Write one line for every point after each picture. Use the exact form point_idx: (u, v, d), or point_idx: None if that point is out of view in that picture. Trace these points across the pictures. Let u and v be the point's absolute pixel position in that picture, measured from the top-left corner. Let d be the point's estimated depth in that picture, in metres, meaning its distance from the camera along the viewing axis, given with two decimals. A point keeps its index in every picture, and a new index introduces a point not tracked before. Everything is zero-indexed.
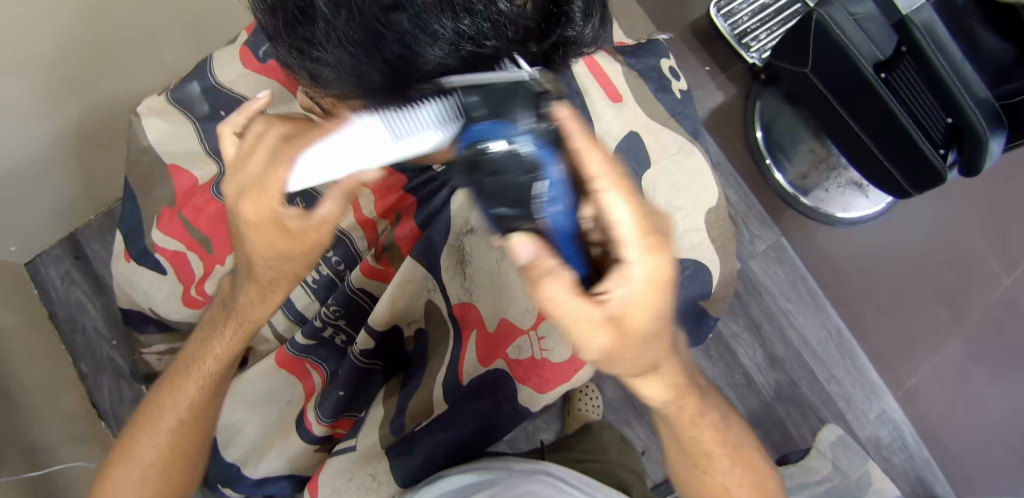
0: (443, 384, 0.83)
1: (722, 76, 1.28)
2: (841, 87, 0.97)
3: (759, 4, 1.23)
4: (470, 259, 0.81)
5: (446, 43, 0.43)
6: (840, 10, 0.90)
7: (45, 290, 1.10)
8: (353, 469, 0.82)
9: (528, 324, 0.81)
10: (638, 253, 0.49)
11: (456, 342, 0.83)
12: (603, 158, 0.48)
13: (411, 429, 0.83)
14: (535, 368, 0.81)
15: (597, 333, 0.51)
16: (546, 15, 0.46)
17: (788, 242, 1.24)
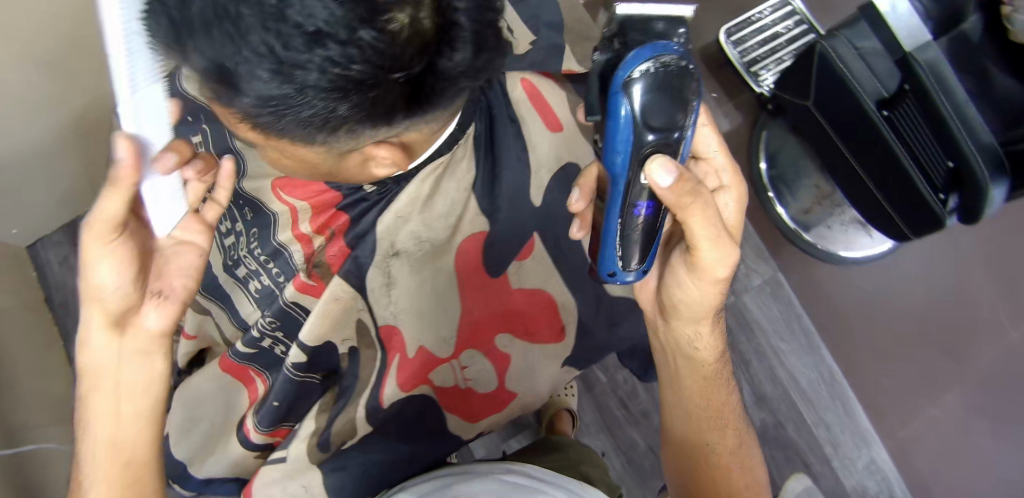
0: (364, 405, 0.78)
1: (729, 104, 1.26)
2: (842, 123, 0.94)
3: (770, 32, 1.21)
4: (396, 282, 0.77)
5: (312, 67, 0.44)
6: (846, 44, 0.87)
7: (43, 273, 1.12)
8: (285, 481, 0.77)
9: (449, 352, 0.79)
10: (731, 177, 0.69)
11: (381, 364, 0.79)
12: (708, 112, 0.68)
13: (337, 446, 0.78)
14: (462, 397, 0.81)
15: (722, 247, 0.63)
16: (417, 44, 0.46)
17: (785, 279, 1.21)
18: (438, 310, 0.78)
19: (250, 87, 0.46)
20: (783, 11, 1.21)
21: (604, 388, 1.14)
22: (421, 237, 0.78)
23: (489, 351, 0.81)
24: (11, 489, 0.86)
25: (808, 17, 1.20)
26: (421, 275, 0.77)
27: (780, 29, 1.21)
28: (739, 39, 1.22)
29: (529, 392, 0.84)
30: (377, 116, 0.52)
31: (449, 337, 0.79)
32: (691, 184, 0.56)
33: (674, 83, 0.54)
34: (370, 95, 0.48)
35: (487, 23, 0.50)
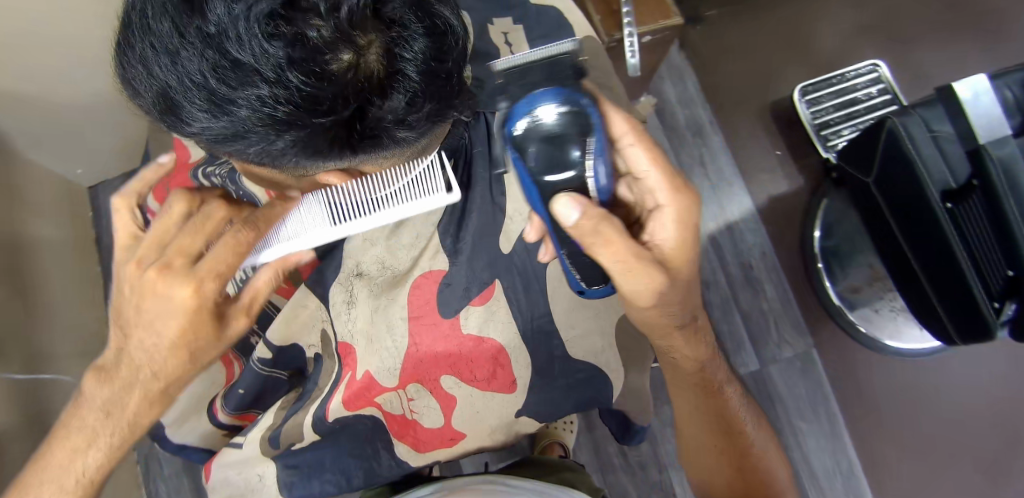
0: (313, 414, 0.75)
1: (793, 165, 1.19)
2: (902, 208, 0.88)
3: (850, 96, 1.15)
4: (355, 301, 0.74)
5: (246, 103, 0.45)
6: (919, 126, 0.81)
7: (99, 216, 1.19)
8: (243, 465, 0.76)
9: (393, 383, 0.74)
10: (669, 199, 0.62)
11: (335, 379, 0.75)
12: (634, 126, 0.63)
13: (286, 446, 0.75)
14: (409, 427, 0.75)
15: (642, 275, 0.59)
16: (355, 91, 0.46)
17: (818, 356, 1.13)
18: (389, 337, 0.74)
19: (187, 113, 0.47)
20: (869, 77, 1.15)
21: (605, 433, 1.11)
22: (385, 262, 0.75)
23: (436, 390, 0.74)
24: (18, 413, 0.91)
25: (892, 86, 1.13)
26: (376, 301, 0.74)
27: (861, 95, 1.14)
28: (815, 99, 1.16)
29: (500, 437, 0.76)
30: (319, 153, 0.51)
31: (396, 366, 0.74)
32: (609, 222, 0.57)
33: (553, 130, 0.60)
34: (308, 136, 0.49)
35: (439, 71, 0.49)
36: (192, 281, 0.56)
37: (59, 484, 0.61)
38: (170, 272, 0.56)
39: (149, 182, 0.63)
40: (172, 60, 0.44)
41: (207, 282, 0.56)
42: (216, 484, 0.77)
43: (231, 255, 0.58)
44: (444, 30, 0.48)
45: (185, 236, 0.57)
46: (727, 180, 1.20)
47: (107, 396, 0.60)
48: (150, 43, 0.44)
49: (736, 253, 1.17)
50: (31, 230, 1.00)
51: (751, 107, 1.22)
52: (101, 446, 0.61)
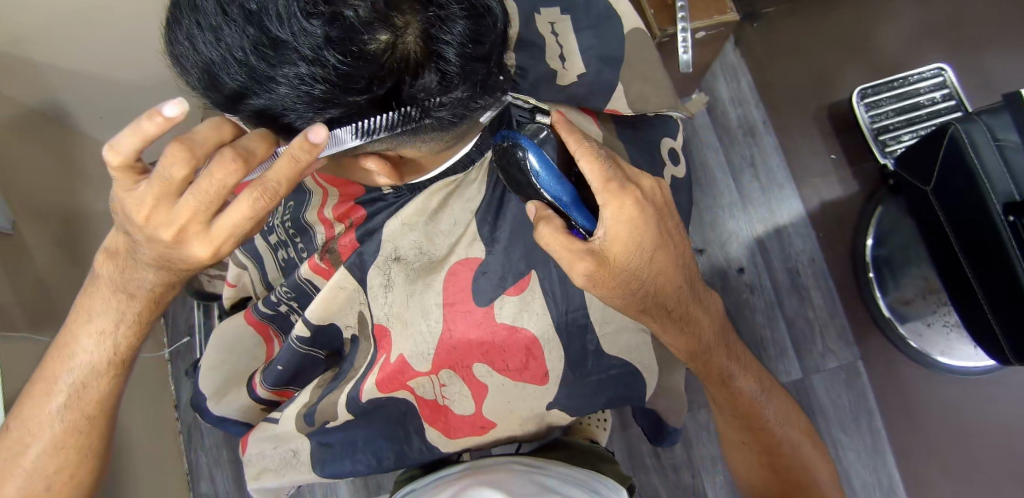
0: (347, 394, 0.76)
1: (848, 169, 1.15)
2: (962, 217, 0.84)
3: (912, 101, 1.10)
4: (391, 286, 0.73)
5: (286, 81, 0.46)
6: (984, 135, 0.79)
7: None
8: (279, 440, 0.79)
9: (426, 367, 0.73)
10: (603, 200, 0.56)
11: (369, 361, 0.76)
12: (573, 133, 0.57)
13: (321, 423, 0.78)
14: (440, 413, 0.75)
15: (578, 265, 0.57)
16: (390, 69, 0.47)
17: (864, 368, 1.09)
18: (424, 322, 0.72)
19: (228, 89, 0.48)
20: (934, 82, 1.10)
21: (638, 433, 1.10)
22: (423, 247, 0.73)
23: (469, 377, 0.73)
24: None
25: (958, 92, 1.08)
26: (413, 285, 0.73)
27: (925, 99, 1.10)
28: (875, 102, 1.11)
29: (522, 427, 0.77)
30: (355, 130, 0.52)
31: (428, 352, 0.73)
32: (546, 225, 0.57)
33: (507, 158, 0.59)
34: (345, 112, 0.50)
35: (478, 53, 0.49)
36: (209, 243, 0.53)
37: (91, 366, 0.65)
38: (188, 230, 0.52)
39: (146, 136, 0.48)
40: (212, 37, 0.45)
41: (222, 244, 0.53)
42: (252, 457, 0.80)
43: (246, 224, 0.52)
44: (484, 12, 0.48)
45: (193, 198, 0.50)
46: (779, 183, 1.16)
47: (120, 283, 0.61)
48: (192, 19, 0.45)
49: (782, 258, 1.14)
50: (91, 204, 1.04)
51: (807, 108, 1.18)
52: (129, 323, 0.64)
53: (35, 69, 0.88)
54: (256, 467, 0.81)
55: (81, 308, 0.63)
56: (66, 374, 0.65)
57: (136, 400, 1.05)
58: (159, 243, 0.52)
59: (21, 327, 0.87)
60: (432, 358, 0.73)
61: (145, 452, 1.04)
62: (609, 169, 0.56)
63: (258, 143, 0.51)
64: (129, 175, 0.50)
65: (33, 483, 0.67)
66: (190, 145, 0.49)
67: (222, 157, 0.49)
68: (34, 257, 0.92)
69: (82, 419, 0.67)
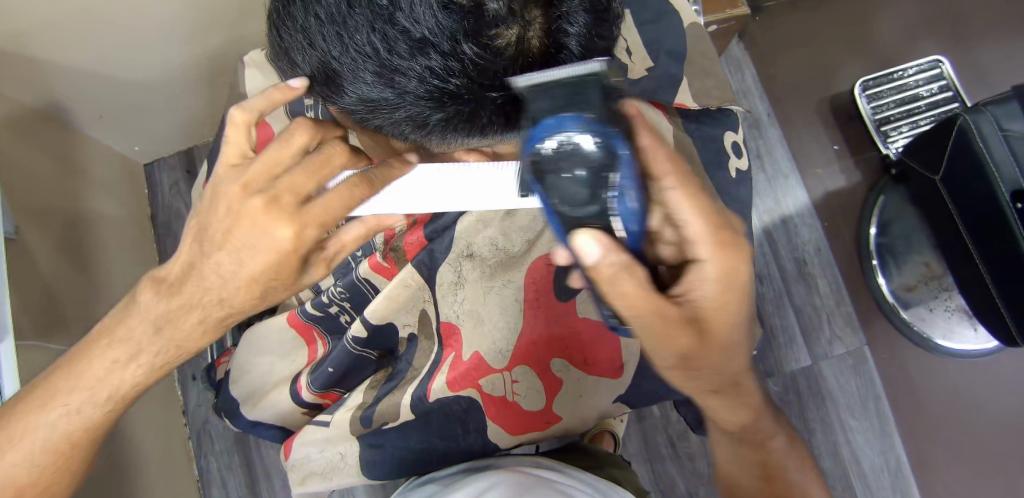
0: (411, 394, 0.76)
1: (850, 159, 1.18)
2: (969, 205, 0.87)
3: (910, 92, 1.13)
4: (464, 283, 0.76)
5: (415, 75, 0.46)
6: (991, 123, 0.81)
7: (154, 194, 1.18)
8: (322, 443, 0.79)
9: (501, 364, 0.75)
10: (712, 253, 0.56)
11: (436, 358, 0.77)
12: (668, 158, 0.54)
13: (378, 425, 0.77)
14: (507, 409, 0.75)
15: (671, 332, 0.56)
16: (520, 63, 0.47)
17: (871, 354, 1.12)
18: (503, 318, 0.75)
19: (350, 84, 0.48)
20: (930, 73, 1.13)
21: (654, 423, 1.11)
22: (496, 244, 0.76)
23: (543, 371, 0.75)
24: None
25: (954, 83, 1.11)
26: (490, 282, 0.75)
27: (922, 91, 1.12)
28: (875, 94, 1.14)
29: (575, 421, 0.78)
30: (476, 127, 0.52)
31: (503, 350, 0.75)
32: (632, 277, 0.52)
33: (587, 163, 0.48)
34: (470, 107, 0.49)
35: (599, 48, 0.49)
36: (296, 222, 0.52)
37: (92, 393, 0.60)
38: (278, 204, 0.52)
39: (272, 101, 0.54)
40: (339, 33, 0.45)
41: (309, 227, 0.52)
42: (296, 462, 0.80)
43: (341, 209, 0.53)
44: (602, 8, 0.48)
45: (301, 171, 0.52)
46: (784, 173, 1.18)
47: (163, 309, 0.57)
48: (315, 13, 0.45)
49: (790, 247, 1.16)
50: (91, 207, 1.01)
51: (809, 100, 1.20)
52: (143, 364, 0.60)
53: (40, 69, 0.84)
54: (301, 473, 0.79)
55: (114, 325, 0.59)
56: (89, 383, 0.60)
57: (144, 406, 1.02)
58: (241, 221, 0.52)
59: (29, 336, 0.83)
60: (503, 357, 0.75)
61: (155, 458, 1.01)
62: (711, 212, 0.56)
63: (363, 139, 0.56)
64: (242, 142, 0.55)
65: (12, 471, 0.60)
66: (307, 125, 0.54)
67: (335, 140, 0.54)
68: (39, 263, 0.88)
69: (81, 429, 0.61)
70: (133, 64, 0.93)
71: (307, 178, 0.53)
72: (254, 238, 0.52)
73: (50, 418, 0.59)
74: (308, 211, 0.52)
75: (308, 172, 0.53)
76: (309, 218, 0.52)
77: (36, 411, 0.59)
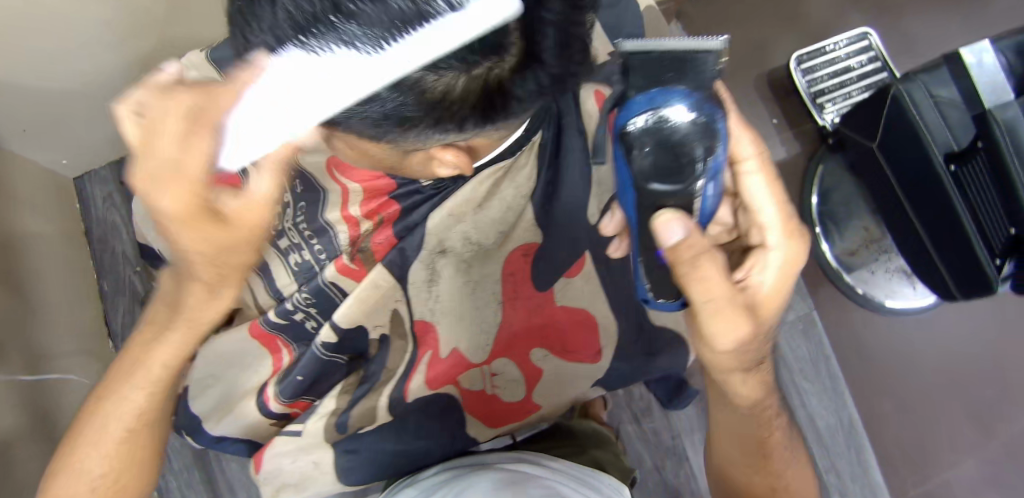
0: (389, 395, 0.79)
1: (790, 132, 1.22)
2: (906, 169, 0.91)
3: (843, 64, 1.17)
4: (439, 279, 0.77)
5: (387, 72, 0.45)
6: (922, 91, 0.86)
7: (86, 207, 1.11)
8: (297, 452, 0.79)
9: (482, 357, 0.79)
10: (785, 237, 0.61)
11: (411, 358, 0.79)
12: (758, 146, 0.60)
13: (354, 430, 0.79)
14: (486, 400, 0.80)
15: (729, 319, 0.57)
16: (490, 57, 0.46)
17: (819, 317, 1.17)
18: (482, 314, 0.78)
19: None
20: (859, 46, 1.17)
21: (619, 402, 1.13)
22: (470, 237, 0.77)
23: (523, 364, 0.79)
24: (20, 415, 0.85)
25: (883, 55, 1.16)
26: (466, 276, 0.78)
27: (854, 62, 1.17)
28: (810, 67, 1.18)
29: (553, 408, 0.81)
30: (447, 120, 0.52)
31: (481, 344, 0.78)
32: (710, 258, 0.53)
33: (669, 133, 0.52)
34: (443, 101, 0.49)
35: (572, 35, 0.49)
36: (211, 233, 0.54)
37: (124, 403, 0.69)
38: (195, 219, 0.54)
39: None
40: (304, 33, 0.43)
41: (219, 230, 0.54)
42: (267, 475, 0.79)
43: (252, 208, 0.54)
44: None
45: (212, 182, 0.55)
46: None
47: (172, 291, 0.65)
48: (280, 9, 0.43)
49: None
50: (22, 225, 0.95)
51: (749, 76, 1.23)
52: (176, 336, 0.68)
53: None
54: (275, 485, 0.79)
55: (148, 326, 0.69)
56: (128, 386, 0.69)
57: None
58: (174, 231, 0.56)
59: None
60: (481, 352, 0.79)
61: None
62: (791, 214, 0.62)
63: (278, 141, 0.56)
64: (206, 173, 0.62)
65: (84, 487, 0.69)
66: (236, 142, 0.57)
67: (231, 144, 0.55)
68: None
69: (133, 426, 0.70)
70: (56, 71, 0.86)
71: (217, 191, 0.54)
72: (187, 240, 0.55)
73: (101, 428, 0.69)
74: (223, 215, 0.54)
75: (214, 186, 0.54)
76: (224, 224, 0.54)
77: (84, 427, 0.69)
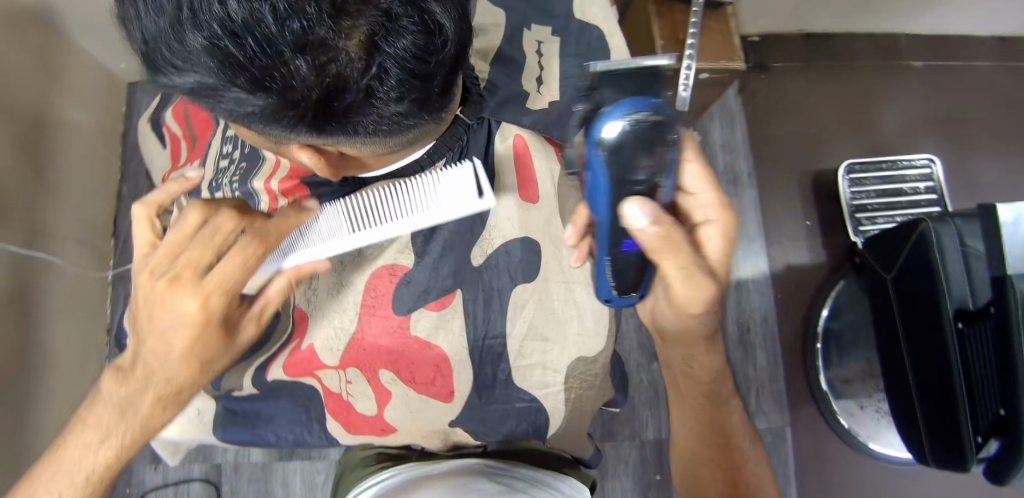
0: (253, 372, 0.78)
1: (820, 240, 1.16)
2: (916, 313, 0.84)
3: (896, 186, 1.10)
4: (320, 275, 0.77)
5: (205, 25, 0.39)
6: (952, 236, 0.79)
7: (132, 112, 1.17)
8: (186, 395, 0.80)
9: (334, 362, 0.76)
10: (720, 213, 0.65)
11: (280, 344, 0.78)
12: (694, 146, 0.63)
13: (227, 390, 0.79)
14: (345, 404, 0.77)
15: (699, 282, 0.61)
16: (319, 45, 0.41)
17: (791, 435, 1.11)
18: (338, 318, 0.76)
19: (139, 21, 0.41)
20: (921, 172, 1.10)
21: None
22: (352, 243, 0.76)
23: (373, 380, 0.76)
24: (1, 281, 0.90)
25: (942, 188, 1.08)
26: (336, 279, 0.76)
27: (907, 188, 1.09)
28: (859, 179, 1.12)
29: (411, 435, 0.77)
30: (286, 117, 0.46)
31: (334, 349, 0.76)
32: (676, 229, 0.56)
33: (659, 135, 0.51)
34: (271, 86, 0.43)
35: (422, 65, 0.45)
36: (198, 295, 0.55)
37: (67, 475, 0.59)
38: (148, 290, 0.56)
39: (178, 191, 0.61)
40: None
41: (211, 297, 0.56)
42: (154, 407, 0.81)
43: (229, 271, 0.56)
44: (437, 28, 0.44)
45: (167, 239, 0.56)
46: (751, 238, 1.16)
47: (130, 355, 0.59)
48: None
49: (738, 312, 1.13)
50: (62, 112, 1.01)
51: (795, 171, 1.18)
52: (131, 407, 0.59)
53: None
54: (157, 418, 0.80)
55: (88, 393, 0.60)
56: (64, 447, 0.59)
57: (63, 317, 1.01)
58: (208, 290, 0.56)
59: None
60: (334, 357, 0.76)
61: (61, 369, 1.00)
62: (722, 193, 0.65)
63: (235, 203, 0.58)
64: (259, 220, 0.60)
65: None
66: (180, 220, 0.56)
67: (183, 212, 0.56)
68: None
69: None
70: None
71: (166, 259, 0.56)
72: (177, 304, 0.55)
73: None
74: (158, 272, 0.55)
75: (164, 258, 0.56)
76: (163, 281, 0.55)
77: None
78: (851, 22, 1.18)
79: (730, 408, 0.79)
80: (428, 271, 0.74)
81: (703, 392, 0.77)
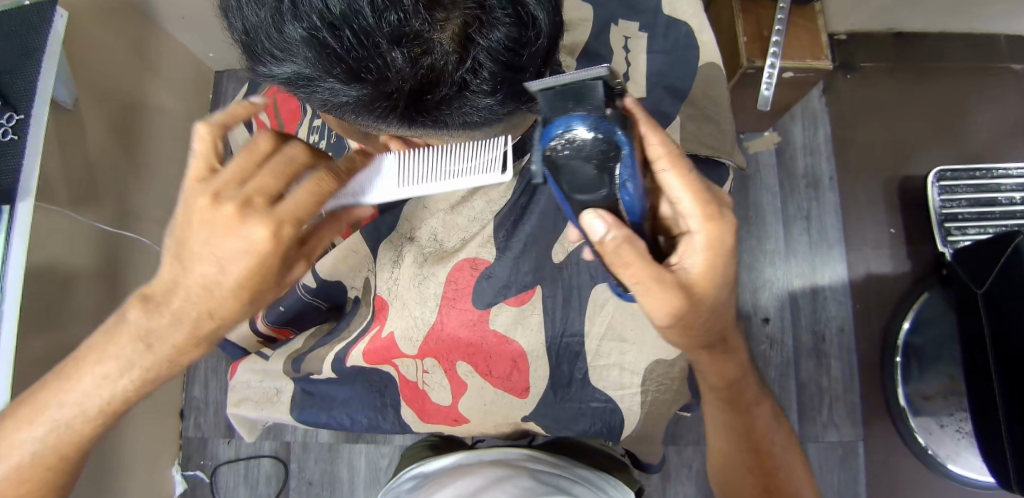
0: (334, 354, 0.81)
1: (904, 247, 1.10)
2: (1005, 329, 0.79)
3: (990, 195, 1.02)
4: (401, 264, 0.78)
5: (306, 20, 0.41)
6: None
7: (217, 100, 1.23)
8: (267, 375, 0.85)
9: (412, 351, 0.78)
10: (700, 227, 0.55)
11: (363, 327, 0.81)
12: (665, 143, 0.53)
13: (306, 373, 0.83)
14: (419, 391, 0.79)
15: (660, 296, 0.55)
16: (415, 37, 0.42)
17: (864, 451, 1.06)
18: (419, 308, 0.77)
19: (243, 16, 0.43)
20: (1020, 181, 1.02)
21: None
22: (437, 234, 0.78)
23: (449, 371, 0.77)
24: (95, 256, 0.96)
25: None
26: (418, 269, 0.78)
27: (1001, 197, 1.02)
28: (950, 187, 1.05)
29: (483, 426, 0.78)
30: (379, 109, 0.47)
31: (414, 338, 0.77)
32: (631, 247, 0.52)
33: (597, 154, 0.49)
34: (367, 80, 0.44)
35: (515, 61, 0.45)
36: (270, 223, 0.52)
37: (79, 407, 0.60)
38: (208, 220, 0.51)
39: (234, 116, 0.56)
40: None
41: (285, 227, 0.53)
42: (237, 384, 0.86)
43: (310, 201, 0.54)
44: (530, 20, 0.44)
45: (240, 159, 0.53)
46: (829, 242, 1.10)
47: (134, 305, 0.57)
48: None
49: (812, 319, 1.09)
50: (153, 98, 1.07)
51: (879, 173, 1.13)
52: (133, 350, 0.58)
53: None
54: (238, 396, 0.86)
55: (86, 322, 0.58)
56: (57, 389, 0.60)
57: None
58: (279, 218, 0.52)
59: (62, 201, 0.90)
60: (414, 346, 0.77)
61: None
62: (701, 191, 0.55)
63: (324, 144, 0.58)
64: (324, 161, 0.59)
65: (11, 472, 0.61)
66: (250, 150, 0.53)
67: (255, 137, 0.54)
68: (89, 136, 0.95)
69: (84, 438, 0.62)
70: None
71: (232, 179, 0.52)
72: (246, 225, 0.51)
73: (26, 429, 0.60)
74: (231, 194, 0.52)
75: (230, 179, 0.52)
76: (233, 204, 0.51)
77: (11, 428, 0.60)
78: (947, 23, 1.12)
79: (750, 407, 0.70)
80: (506, 266, 0.75)
81: (719, 397, 0.69)
